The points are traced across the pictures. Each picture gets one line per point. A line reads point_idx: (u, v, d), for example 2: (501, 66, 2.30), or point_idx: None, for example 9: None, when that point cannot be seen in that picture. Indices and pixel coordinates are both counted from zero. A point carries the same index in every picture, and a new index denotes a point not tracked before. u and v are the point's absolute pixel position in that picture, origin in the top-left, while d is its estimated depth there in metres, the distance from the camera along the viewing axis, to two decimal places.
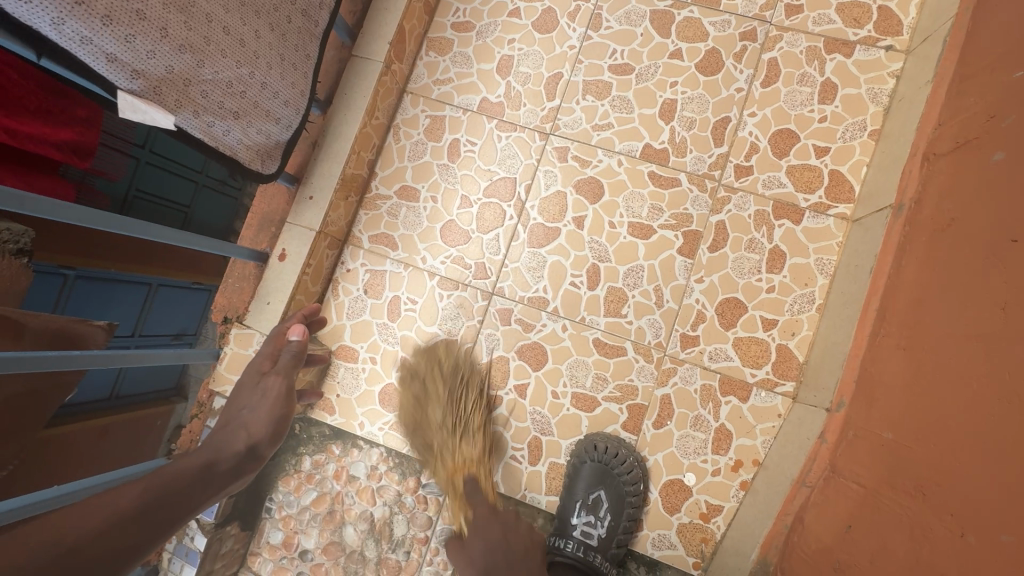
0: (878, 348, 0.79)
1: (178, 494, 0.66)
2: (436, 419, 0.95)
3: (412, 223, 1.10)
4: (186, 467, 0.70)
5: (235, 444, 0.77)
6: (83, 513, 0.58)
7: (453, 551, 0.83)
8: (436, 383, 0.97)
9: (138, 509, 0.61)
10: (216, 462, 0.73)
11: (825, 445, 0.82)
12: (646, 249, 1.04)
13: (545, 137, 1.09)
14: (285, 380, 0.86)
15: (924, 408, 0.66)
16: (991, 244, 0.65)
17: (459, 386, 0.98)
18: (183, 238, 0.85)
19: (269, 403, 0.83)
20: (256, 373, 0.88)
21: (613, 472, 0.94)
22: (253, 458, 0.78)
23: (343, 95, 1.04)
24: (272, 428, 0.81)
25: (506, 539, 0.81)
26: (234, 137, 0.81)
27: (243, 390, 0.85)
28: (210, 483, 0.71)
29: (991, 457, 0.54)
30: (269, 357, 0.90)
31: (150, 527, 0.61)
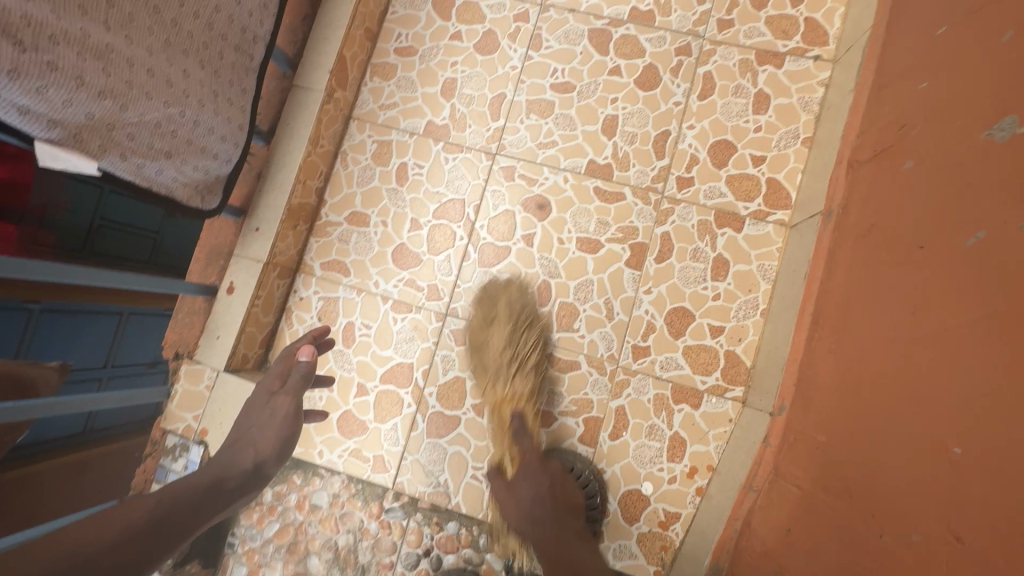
0: (813, 352, 0.82)
1: (187, 510, 0.66)
2: (495, 350, 0.99)
3: (364, 248, 1.10)
4: (195, 483, 0.70)
5: (242, 462, 0.77)
6: (97, 523, 0.59)
7: (501, 488, 0.90)
8: (501, 312, 1.01)
9: (152, 520, 0.62)
10: (224, 479, 0.73)
11: (769, 448, 0.83)
12: (595, 263, 1.05)
13: (491, 157, 1.11)
14: (295, 400, 0.86)
15: (851, 410, 0.68)
16: (903, 249, 0.67)
17: (524, 325, 1.00)
18: (132, 279, 0.85)
19: (277, 422, 0.82)
20: (265, 393, 0.87)
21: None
22: (257, 476, 0.77)
23: (286, 125, 1.04)
24: (279, 447, 0.81)
25: (552, 489, 0.88)
26: (168, 175, 0.81)
27: (252, 409, 0.84)
28: (217, 499, 0.71)
29: (904, 458, 0.56)
30: (280, 377, 0.89)
31: (159, 538, 0.62)
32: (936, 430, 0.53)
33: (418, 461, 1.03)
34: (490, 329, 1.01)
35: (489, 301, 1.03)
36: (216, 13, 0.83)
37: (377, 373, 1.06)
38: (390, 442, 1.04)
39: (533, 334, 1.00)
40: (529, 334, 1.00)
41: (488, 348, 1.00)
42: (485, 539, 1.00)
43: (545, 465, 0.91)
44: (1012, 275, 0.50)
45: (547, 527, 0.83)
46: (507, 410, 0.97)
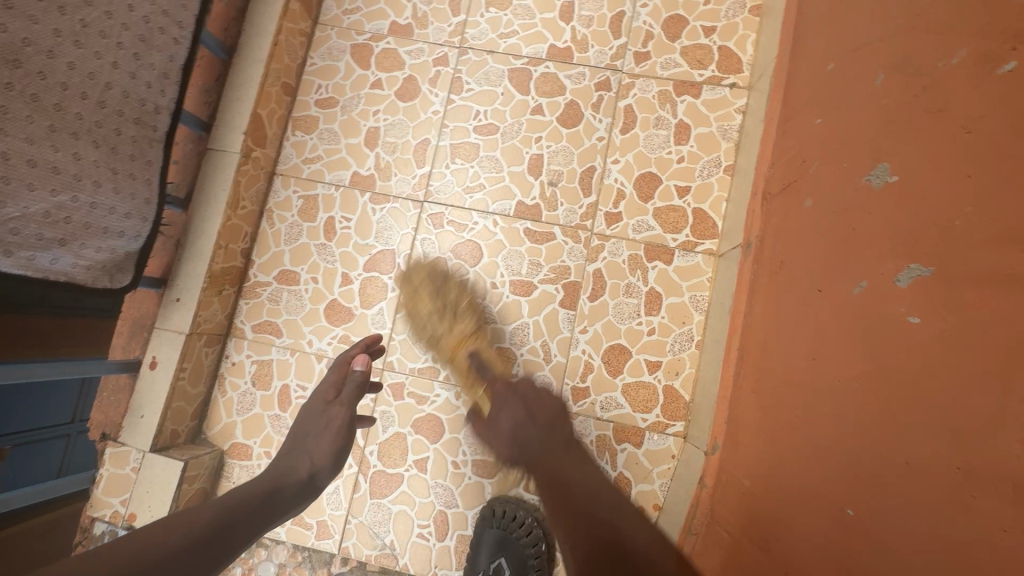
0: (740, 390, 0.81)
1: (245, 516, 0.68)
2: (430, 310, 0.94)
3: (295, 307, 1.08)
4: (255, 490, 0.73)
5: (299, 470, 0.78)
6: (165, 525, 0.61)
7: (484, 432, 0.84)
8: (419, 279, 0.99)
9: (212, 528, 0.64)
10: (280, 488, 0.75)
11: (705, 489, 0.82)
12: (529, 305, 1.04)
13: (419, 205, 1.09)
14: (348, 411, 0.84)
15: (769, 458, 0.67)
16: (806, 290, 0.67)
17: (446, 283, 0.98)
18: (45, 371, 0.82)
19: (331, 433, 0.82)
20: (320, 401, 0.87)
21: (513, 538, 0.93)
22: (311, 487, 0.79)
23: (203, 190, 1.02)
24: (335, 459, 0.81)
25: (530, 415, 0.81)
26: (65, 262, 0.79)
27: (309, 419, 0.85)
28: (273, 507, 0.73)
29: (807, 514, 0.56)
30: (335, 386, 0.88)
31: (218, 545, 0.63)
32: (833, 490, 0.52)
33: (362, 523, 1.01)
34: (412, 308, 0.97)
35: (410, 273, 1.01)
36: (107, 90, 0.80)
37: None
38: (333, 506, 1.02)
39: (447, 278, 0.99)
40: (467, 300, 0.97)
41: (421, 316, 0.95)
42: None
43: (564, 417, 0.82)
44: (890, 330, 0.49)
45: (529, 450, 0.76)
46: (461, 355, 0.91)
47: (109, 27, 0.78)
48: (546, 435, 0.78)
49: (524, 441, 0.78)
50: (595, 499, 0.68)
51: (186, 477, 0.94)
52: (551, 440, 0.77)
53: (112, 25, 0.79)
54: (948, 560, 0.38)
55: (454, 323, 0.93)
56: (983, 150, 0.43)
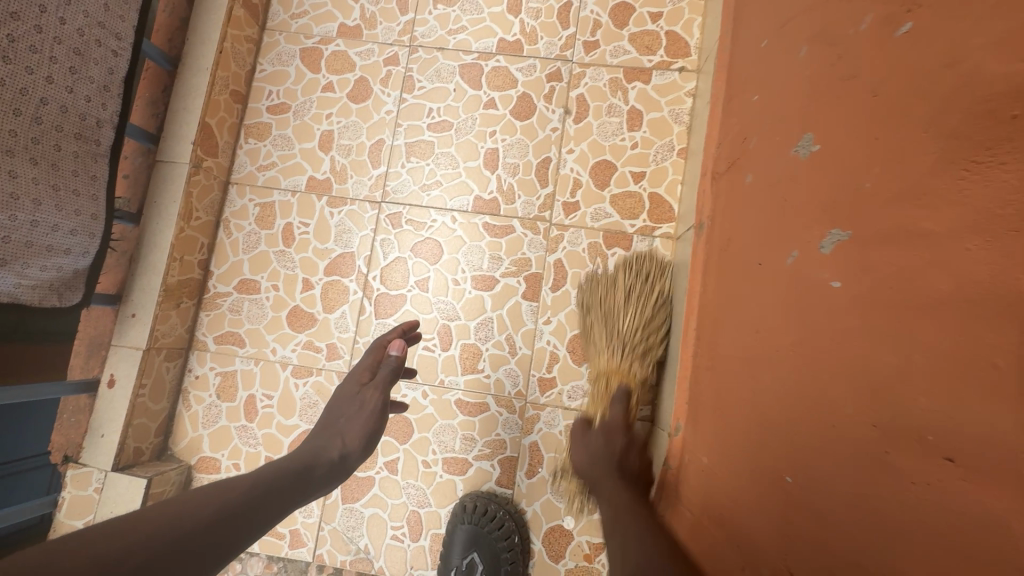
0: (698, 370, 0.81)
1: (280, 491, 0.65)
2: (629, 329, 0.93)
3: (257, 316, 1.06)
4: (288, 466, 0.70)
5: (330, 451, 0.76)
6: (206, 492, 0.59)
7: (575, 436, 0.87)
8: (623, 275, 0.98)
9: (252, 498, 0.61)
10: (314, 465, 0.73)
11: (670, 471, 0.82)
12: (492, 299, 1.04)
13: (377, 206, 1.09)
14: (382, 396, 0.85)
15: (723, 435, 0.67)
16: (749, 265, 0.67)
17: (654, 296, 0.96)
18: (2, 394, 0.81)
19: (364, 416, 0.83)
20: (354, 384, 0.87)
21: (484, 533, 0.93)
22: (343, 468, 0.77)
23: (154, 203, 1.01)
24: (365, 442, 0.80)
25: (625, 452, 0.82)
26: (8, 283, 0.77)
27: (342, 401, 0.84)
28: (305, 485, 0.70)
29: (754, 486, 0.56)
30: (370, 369, 0.88)
31: (257, 515, 0.60)
32: (773, 460, 0.52)
33: (335, 530, 1.00)
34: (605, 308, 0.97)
35: (627, 265, 0.99)
36: (42, 106, 0.79)
37: (284, 444, 1.02)
38: (305, 513, 1.01)
39: (661, 282, 0.97)
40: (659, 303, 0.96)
41: (591, 325, 0.97)
42: None
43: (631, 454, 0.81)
44: (816, 298, 0.49)
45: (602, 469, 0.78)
46: (612, 380, 0.93)
47: (40, 41, 0.77)
48: (615, 466, 0.78)
49: (596, 466, 0.81)
50: (632, 542, 0.62)
51: (151, 495, 0.93)
52: (597, 453, 0.82)
53: (42, 39, 0.77)
54: (864, 518, 0.38)
55: (636, 358, 0.93)
56: (887, 112, 0.43)
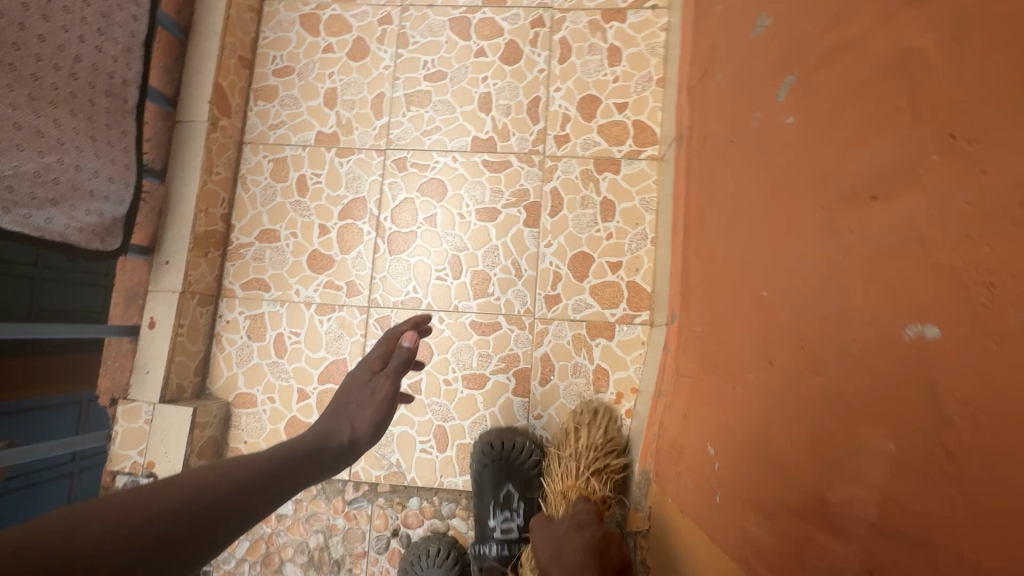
0: (687, 260, 0.91)
1: (295, 470, 0.65)
2: (582, 449, 0.95)
3: (278, 262, 1.14)
4: (300, 445, 0.69)
5: (341, 435, 0.76)
6: (219, 466, 0.57)
7: (538, 526, 0.80)
8: (575, 420, 1.00)
9: (265, 476, 0.60)
10: (324, 448, 0.72)
11: (669, 354, 0.91)
12: (496, 229, 1.12)
13: (383, 153, 1.17)
14: (393, 386, 0.86)
15: (713, 297, 0.76)
16: (723, 146, 0.76)
17: (607, 435, 0.98)
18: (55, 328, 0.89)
19: (374, 404, 0.83)
20: (365, 372, 0.88)
21: (515, 463, 1.00)
22: (352, 452, 0.77)
23: (177, 160, 1.09)
24: (372, 430, 0.81)
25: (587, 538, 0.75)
26: (59, 222, 0.85)
27: (351, 387, 0.85)
28: (317, 466, 0.69)
29: (739, 317, 0.65)
30: (381, 358, 0.89)
31: (267, 494, 0.59)
32: (753, 286, 0.61)
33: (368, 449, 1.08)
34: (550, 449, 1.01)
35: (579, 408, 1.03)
36: (77, 62, 0.87)
37: (314, 375, 1.10)
38: None
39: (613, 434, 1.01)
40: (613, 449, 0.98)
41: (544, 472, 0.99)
42: (447, 505, 1.06)
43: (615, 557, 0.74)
44: (778, 137, 0.58)
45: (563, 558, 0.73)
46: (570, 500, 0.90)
47: (71, 3, 0.85)
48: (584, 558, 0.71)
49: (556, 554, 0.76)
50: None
51: (197, 424, 1.00)
52: (567, 544, 0.75)
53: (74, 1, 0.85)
54: (819, 278, 0.47)
55: (590, 473, 0.92)
56: None
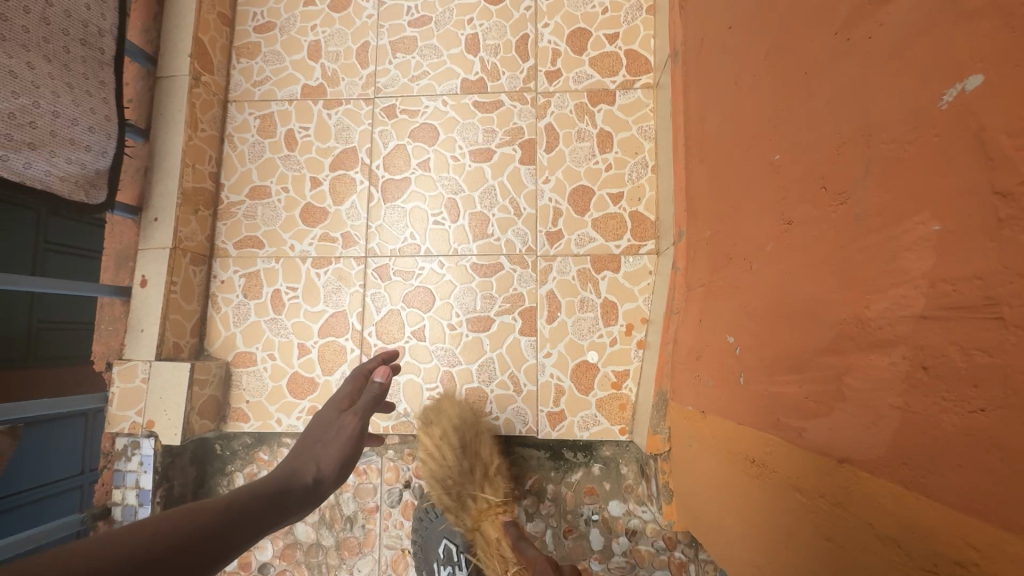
0: (691, 173, 0.87)
1: (258, 513, 0.59)
2: (454, 459, 0.93)
3: (271, 218, 1.11)
4: (260, 489, 0.62)
5: (305, 475, 0.70)
6: (167, 515, 0.51)
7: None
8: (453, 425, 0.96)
9: (222, 525, 0.53)
10: (288, 490, 0.66)
11: (679, 272, 0.88)
12: (492, 168, 1.10)
13: (371, 102, 1.14)
14: (361, 423, 0.81)
15: (721, 193, 0.73)
16: (723, 36, 0.73)
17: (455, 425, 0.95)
18: (43, 282, 0.86)
19: (342, 440, 0.77)
20: (333, 411, 0.83)
21: None
22: (317, 494, 0.70)
23: (160, 117, 1.06)
24: (340, 469, 0.74)
25: None
26: (39, 168, 0.82)
27: (318, 425, 0.79)
28: (280, 511, 0.62)
29: (752, 193, 0.61)
30: (349, 397, 0.85)
31: (224, 543, 0.52)
32: (765, 155, 0.58)
33: None
34: (443, 463, 0.94)
35: (436, 413, 0.98)
36: (48, 7, 0.83)
37: (314, 329, 1.07)
38: None
39: (472, 425, 0.97)
40: (473, 436, 0.96)
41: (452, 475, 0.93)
42: None
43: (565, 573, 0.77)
44: None
45: None
46: (489, 526, 0.90)
47: None
48: None
49: None
50: None
51: (197, 380, 0.97)
52: None
53: None
54: (840, 100, 0.43)
55: (495, 488, 0.92)
56: None
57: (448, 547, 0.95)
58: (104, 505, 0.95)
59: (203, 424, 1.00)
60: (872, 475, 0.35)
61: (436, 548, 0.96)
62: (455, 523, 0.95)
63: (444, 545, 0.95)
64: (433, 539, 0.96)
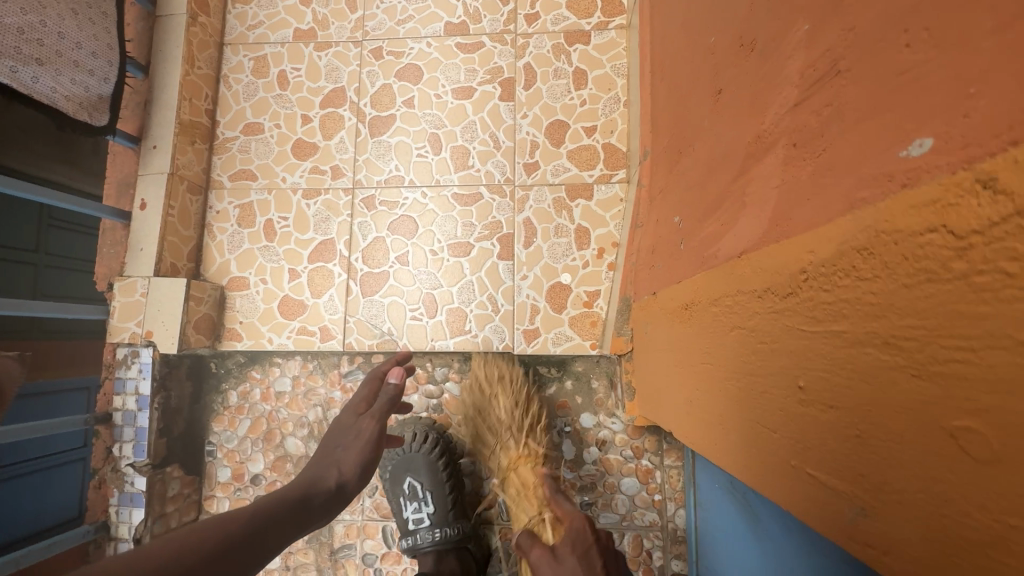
0: (655, 94, 0.93)
1: (280, 523, 0.60)
2: (507, 410, 0.97)
3: (264, 152, 1.17)
4: (284, 497, 0.64)
5: (327, 480, 0.70)
6: (195, 530, 0.52)
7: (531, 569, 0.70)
8: (492, 374, 1.02)
9: (245, 538, 0.55)
10: (311, 496, 0.67)
11: (643, 189, 0.94)
12: (473, 105, 1.15)
13: (359, 45, 1.20)
14: (380, 426, 0.81)
15: (675, 98, 0.79)
16: None
17: (511, 375, 1.01)
18: (50, 193, 0.92)
19: (361, 444, 0.78)
20: (350, 414, 0.83)
21: None
22: (340, 499, 0.71)
23: (159, 53, 1.12)
24: (362, 471, 0.75)
25: (606, 560, 0.69)
26: (46, 84, 0.88)
27: (337, 431, 0.80)
28: (305, 517, 0.64)
29: (696, 83, 0.67)
30: (366, 401, 0.85)
31: (246, 557, 0.54)
32: (704, 44, 0.64)
33: (360, 320, 1.10)
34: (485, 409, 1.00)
35: (488, 362, 1.03)
36: None
37: (304, 256, 1.13)
38: (331, 311, 1.11)
39: (511, 373, 1.03)
40: (530, 390, 1.02)
41: (485, 431, 0.99)
42: (440, 369, 1.09)
43: (602, 540, 0.72)
44: None
45: None
46: (524, 471, 0.91)
47: None
48: None
49: None
50: None
51: (192, 296, 1.04)
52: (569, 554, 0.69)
53: None
54: None
55: (528, 438, 0.96)
56: None
57: (413, 484, 1.01)
58: (105, 411, 1.01)
59: (200, 339, 1.06)
60: (758, 249, 0.40)
61: (402, 485, 1.01)
62: (420, 462, 1.01)
63: (410, 483, 1.01)
64: (400, 476, 1.02)
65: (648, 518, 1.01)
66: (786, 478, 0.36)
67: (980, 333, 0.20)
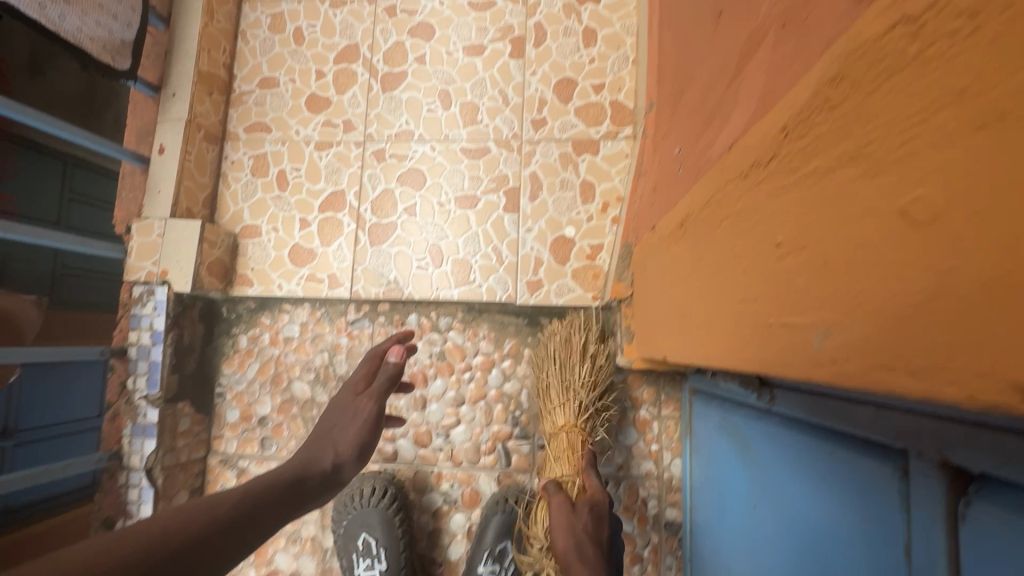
0: (661, 46, 0.94)
1: (271, 508, 0.60)
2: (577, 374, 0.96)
3: (279, 105, 1.20)
4: (278, 477, 0.65)
5: (324, 461, 0.70)
6: (187, 507, 0.54)
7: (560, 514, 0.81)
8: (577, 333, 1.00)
9: (235, 518, 0.56)
10: (306, 476, 0.67)
11: (647, 139, 0.95)
12: (483, 62, 1.17)
13: (373, 2, 1.22)
14: (378, 406, 0.82)
15: (680, 42, 0.80)
16: None
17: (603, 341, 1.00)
18: (77, 131, 0.95)
19: (359, 424, 0.78)
20: (348, 393, 0.84)
21: None
22: (336, 480, 0.71)
23: (180, 6, 1.15)
24: (360, 452, 0.75)
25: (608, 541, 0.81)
26: (72, 24, 0.92)
27: (333, 411, 0.80)
28: (301, 498, 0.65)
29: (699, 17, 0.69)
30: (365, 379, 0.86)
31: (234, 539, 0.54)
32: None
33: (367, 268, 1.13)
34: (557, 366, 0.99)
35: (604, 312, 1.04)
36: None
37: (314, 206, 1.16)
38: (339, 260, 1.13)
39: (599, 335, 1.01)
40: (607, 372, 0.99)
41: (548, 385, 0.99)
42: (444, 319, 1.11)
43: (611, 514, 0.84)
44: None
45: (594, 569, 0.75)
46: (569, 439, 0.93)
47: None
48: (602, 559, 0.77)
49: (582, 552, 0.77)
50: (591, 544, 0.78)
51: (206, 238, 1.07)
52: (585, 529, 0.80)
53: None
54: None
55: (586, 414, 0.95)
56: None
57: (368, 540, 1.01)
58: (120, 345, 1.04)
59: (212, 282, 1.09)
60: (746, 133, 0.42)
61: (356, 540, 1.02)
62: (375, 518, 1.01)
63: (365, 538, 1.01)
64: (354, 530, 1.02)
65: (645, 466, 1.02)
66: (759, 338, 0.38)
67: (927, 97, 0.21)
